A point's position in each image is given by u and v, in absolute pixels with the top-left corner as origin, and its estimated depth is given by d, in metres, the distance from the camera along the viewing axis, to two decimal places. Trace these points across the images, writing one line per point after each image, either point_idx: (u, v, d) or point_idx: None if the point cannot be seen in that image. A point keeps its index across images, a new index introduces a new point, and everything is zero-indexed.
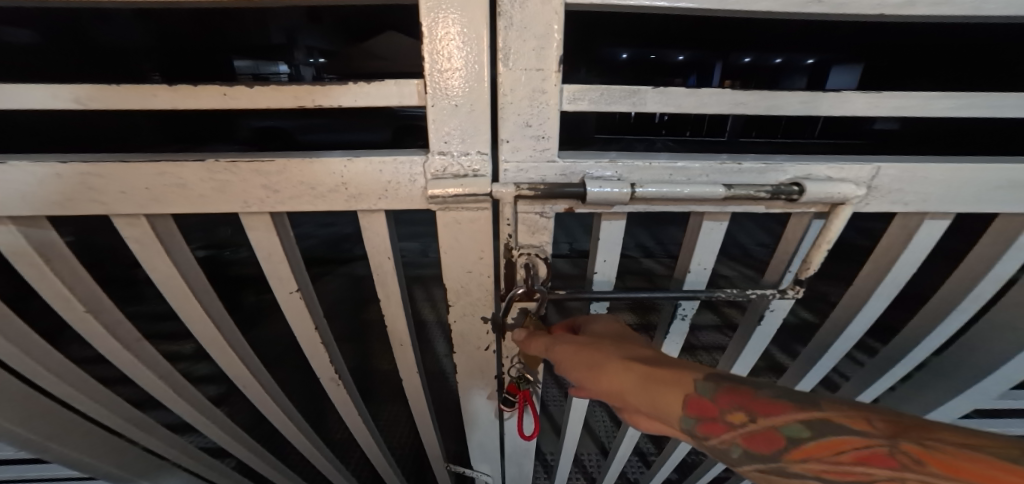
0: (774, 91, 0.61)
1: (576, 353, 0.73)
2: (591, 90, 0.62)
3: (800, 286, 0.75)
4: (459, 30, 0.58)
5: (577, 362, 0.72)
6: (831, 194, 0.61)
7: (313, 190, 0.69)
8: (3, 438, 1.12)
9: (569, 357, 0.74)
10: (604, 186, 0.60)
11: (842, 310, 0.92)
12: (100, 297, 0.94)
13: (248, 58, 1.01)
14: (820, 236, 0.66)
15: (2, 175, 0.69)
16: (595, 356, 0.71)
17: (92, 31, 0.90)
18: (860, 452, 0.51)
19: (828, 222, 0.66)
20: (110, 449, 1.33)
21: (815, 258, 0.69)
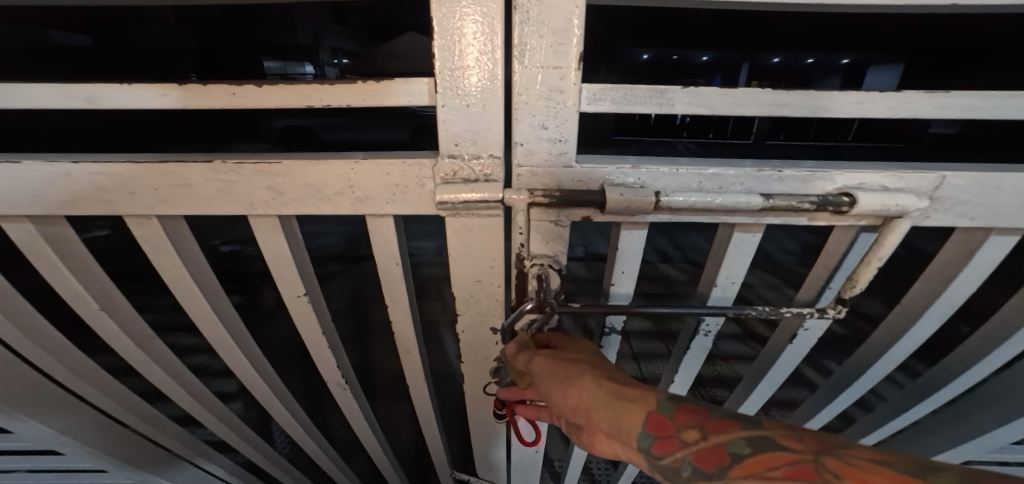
0: (821, 91, 0.55)
1: (550, 362, 0.72)
2: (614, 89, 0.57)
3: (843, 305, 0.69)
4: (473, 24, 0.54)
5: (548, 372, 0.71)
6: (886, 206, 0.54)
7: (319, 193, 0.66)
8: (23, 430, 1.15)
9: (542, 366, 0.72)
10: (625, 193, 0.55)
11: (887, 327, 0.85)
12: (115, 296, 0.93)
13: (277, 59, 0.96)
14: (870, 252, 0.60)
15: (13, 173, 0.68)
16: (569, 367, 0.70)
17: (133, 34, 0.93)
18: (790, 467, 0.49)
19: (880, 237, 0.59)
20: (124, 444, 1.34)
21: (862, 277, 0.63)
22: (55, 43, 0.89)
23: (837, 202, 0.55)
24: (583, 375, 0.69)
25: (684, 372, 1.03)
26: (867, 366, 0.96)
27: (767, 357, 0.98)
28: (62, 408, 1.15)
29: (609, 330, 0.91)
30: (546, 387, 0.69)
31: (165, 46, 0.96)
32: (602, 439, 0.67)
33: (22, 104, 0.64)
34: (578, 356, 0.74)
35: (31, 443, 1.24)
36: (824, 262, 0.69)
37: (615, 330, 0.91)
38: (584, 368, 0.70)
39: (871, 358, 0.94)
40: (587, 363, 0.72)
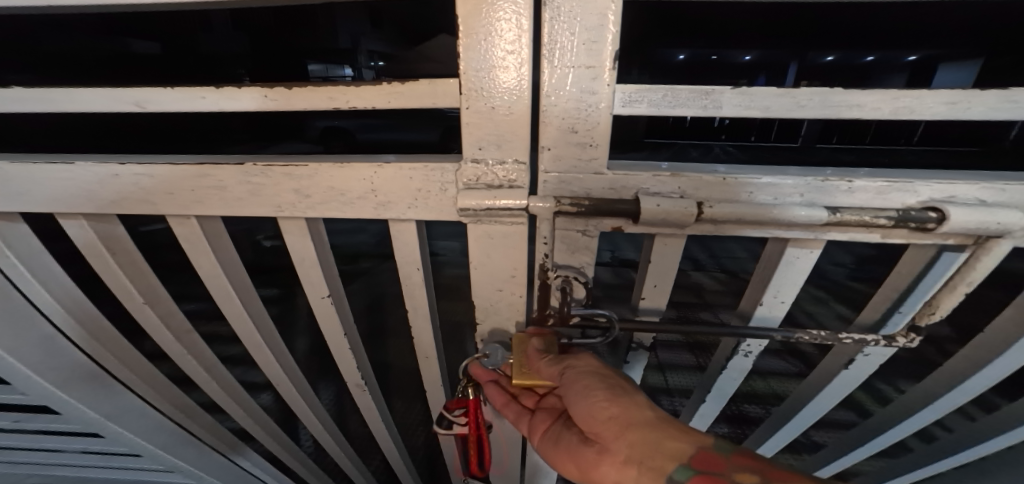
0: (903, 90, 0.48)
1: (593, 366, 0.67)
2: (652, 90, 0.52)
3: (917, 334, 0.62)
4: (503, 21, 0.51)
5: (591, 374, 0.66)
6: (984, 223, 0.46)
7: (342, 196, 0.64)
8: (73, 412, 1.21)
9: (585, 365, 0.67)
10: (662, 203, 0.51)
11: (965, 355, 0.76)
12: (159, 290, 0.95)
13: (321, 61, 0.96)
14: (957, 275, 0.54)
15: (67, 172, 0.70)
16: (610, 378, 0.66)
17: (200, 42, 0.96)
18: None
19: (967, 261, 0.53)
20: (162, 432, 1.39)
21: (945, 303, 0.57)
22: (135, 52, 0.98)
23: (915, 219, 0.47)
24: (625, 390, 0.65)
25: (718, 393, 0.95)
26: (934, 397, 0.86)
27: (814, 382, 0.89)
28: (108, 394, 1.20)
29: (636, 345, 0.86)
30: (589, 388, 0.64)
31: (225, 52, 0.97)
32: (615, 462, 0.62)
33: (75, 107, 0.66)
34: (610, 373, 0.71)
35: (80, 425, 1.30)
36: (892, 284, 0.62)
37: (642, 345, 0.86)
38: (624, 383, 0.67)
39: (938, 388, 0.84)
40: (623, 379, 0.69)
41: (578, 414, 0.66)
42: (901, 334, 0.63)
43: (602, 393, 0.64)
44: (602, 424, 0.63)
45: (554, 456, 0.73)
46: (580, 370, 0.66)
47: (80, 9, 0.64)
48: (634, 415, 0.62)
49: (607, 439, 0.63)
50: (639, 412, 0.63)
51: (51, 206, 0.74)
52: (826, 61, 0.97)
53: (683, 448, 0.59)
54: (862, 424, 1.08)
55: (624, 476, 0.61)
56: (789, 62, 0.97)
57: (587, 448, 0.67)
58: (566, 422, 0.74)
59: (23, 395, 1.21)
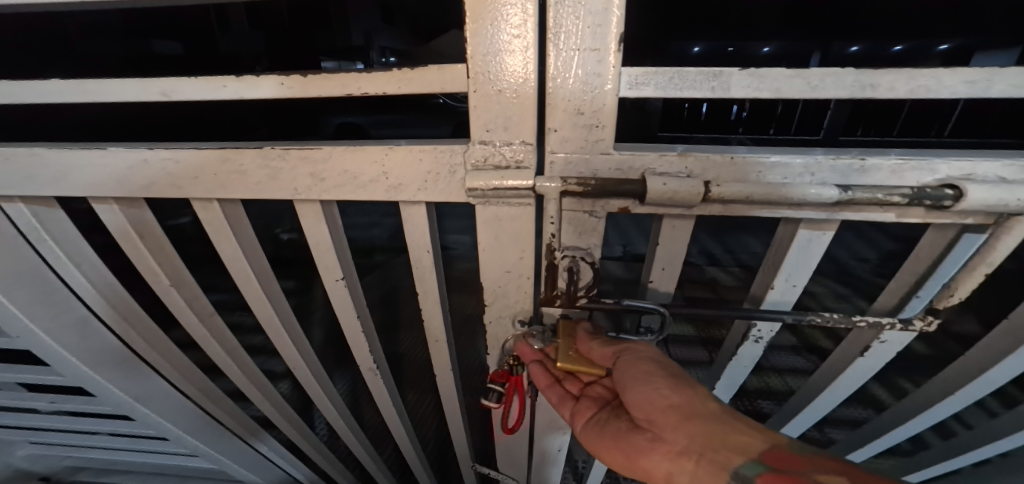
0: (918, 70, 0.47)
1: (649, 356, 0.71)
2: (659, 73, 0.52)
3: (935, 317, 0.61)
4: (509, 6, 0.51)
5: (646, 362, 0.70)
6: (1003, 202, 0.45)
7: (356, 180, 0.66)
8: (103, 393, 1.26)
9: (639, 354, 0.71)
10: (669, 183, 0.50)
11: (986, 344, 0.73)
12: (184, 274, 0.98)
13: (334, 59, 0.96)
14: (978, 257, 0.53)
15: (99, 158, 0.73)
16: (667, 370, 0.70)
17: (222, 42, 0.92)
18: None
19: (990, 242, 0.51)
20: (184, 414, 1.43)
21: (965, 285, 0.56)
22: (156, 52, 0.93)
23: (932, 197, 0.46)
24: (683, 382, 0.69)
25: (728, 381, 0.94)
26: (952, 389, 0.83)
27: (828, 370, 0.88)
28: (135, 376, 1.24)
29: (646, 331, 0.85)
30: (650, 376, 0.68)
31: (246, 52, 0.92)
32: (668, 451, 0.66)
33: (106, 95, 0.68)
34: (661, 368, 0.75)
35: (110, 407, 1.36)
36: (907, 269, 0.61)
37: (651, 330, 0.85)
38: (682, 376, 0.70)
39: (958, 381, 0.82)
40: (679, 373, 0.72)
41: (635, 401, 0.70)
42: (919, 317, 0.61)
43: (659, 381, 0.68)
44: (663, 412, 0.67)
45: (600, 443, 0.77)
46: (635, 358, 0.70)
47: (112, 3, 0.67)
48: (692, 407, 0.66)
49: (663, 427, 0.67)
50: (698, 405, 0.66)
51: (85, 190, 0.78)
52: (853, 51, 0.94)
53: (743, 440, 0.62)
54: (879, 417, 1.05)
55: (680, 465, 0.64)
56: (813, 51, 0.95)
57: (637, 436, 0.71)
58: (614, 411, 0.78)
59: (57, 376, 1.26)
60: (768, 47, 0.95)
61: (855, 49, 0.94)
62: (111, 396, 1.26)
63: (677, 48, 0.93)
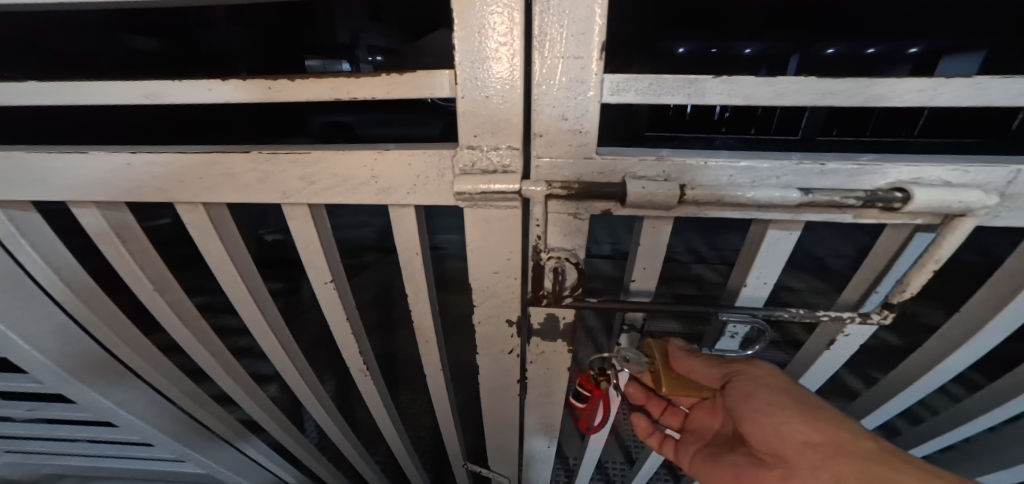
0: (876, 78, 0.51)
1: (770, 381, 0.84)
2: (639, 79, 0.55)
3: (890, 311, 0.64)
4: (496, 15, 0.53)
5: (765, 387, 0.83)
6: (946, 203, 0.49)
7: (346, 183, 0.67)
8: (85, 398, 1.23)
9: (756, 378, 0.84)
10: (648, 186, 0.53)
11: (945, 334, 0.78)
12: (169, 277, 0.98)
13: (317, 58, 0.96)
14: (926, 255, 0.57)
15: (82, 161, 0.72)
16: (793, 396, 0.82)
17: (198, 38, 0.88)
18: None
19: (938, 238, 0.55)
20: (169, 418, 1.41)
21: (915, 280, 0.59)
22: (132, 49, 0.89)
23: (886, 199, 0.50)
24: (809, 406, 0.80)
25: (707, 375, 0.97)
26: (915, 378, 0.88)
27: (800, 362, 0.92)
28: (118, 379, 1.23)
29: (629, 327, 0.88)
30: (776, 410, 0.81)
31: (227, 51, 0.90)
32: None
33: (89, 99, 0.68)
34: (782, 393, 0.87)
35: (92, 412, 1.33)
36: (868, 269, 0.65)
37: (634, 327, 0.87)
38: (804, 398, 0.82)
39: (922, 370, 0.86)
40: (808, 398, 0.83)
41: (773, 435, 0.82)
42: (875, 311, 0.64)
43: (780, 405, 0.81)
44: (809, 450, 0.77)
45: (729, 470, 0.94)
46: (751, 384, 0.83)
47: (94, 5, 0.66)
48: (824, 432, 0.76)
49: (807, 463, 0.77)
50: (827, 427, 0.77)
51: (68, 194, 0.77)
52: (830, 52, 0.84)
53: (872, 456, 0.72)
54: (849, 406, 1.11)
55: None
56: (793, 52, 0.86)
57: (771, 469, 0.83)
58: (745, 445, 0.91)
59: (37, 382, 1.24)
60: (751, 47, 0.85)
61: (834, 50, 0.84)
62: (94, 400, 1.24)
63: (663, 48, 0.86)
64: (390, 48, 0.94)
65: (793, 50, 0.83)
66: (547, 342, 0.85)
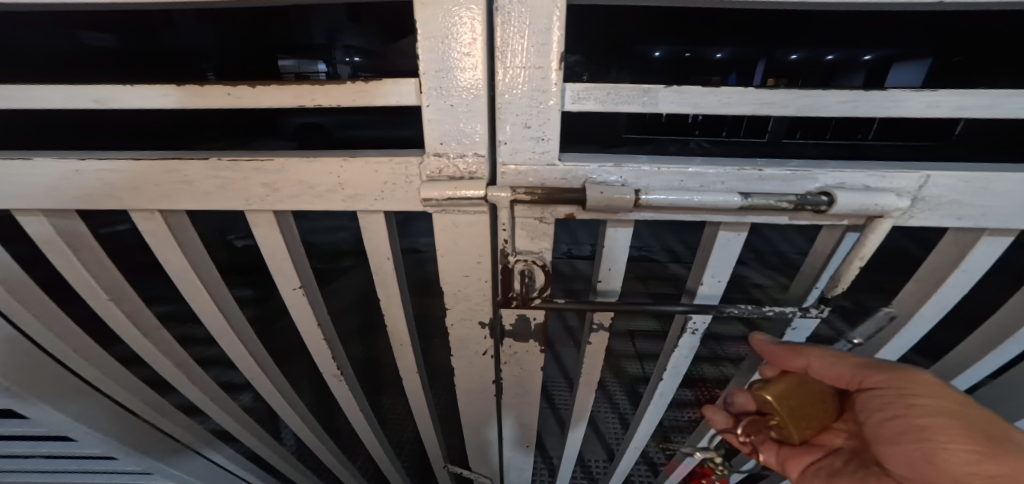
0: (809, 89, 0.54)
1: (935, 401, 0.67)
2: (598, 88, 0.57)
3: (826, 305, 0.68)
4: (460, 27, 0.55)
5: (924, 409, 0.67)
6: (867, 206, 0.54)
7: (312, 189, 0.67)
8: (38, 415, 1.17)
9: (914, 397, 0.68)
10: (606, 192, 0.56)
11: (879, 326, 0.82)
12: (125, 287, 0.93)
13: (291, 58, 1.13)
14: (853, 253, 0.61)
15: (28, 169, 0.70)
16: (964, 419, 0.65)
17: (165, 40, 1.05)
18: None
19: (863, 236, 0.60)
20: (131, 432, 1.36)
21: (846, 276, 0.64)
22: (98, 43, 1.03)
23: (816, 202, 0.54)
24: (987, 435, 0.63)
25: (673, 372, 1.00)
26: None
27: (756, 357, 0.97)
28: (72, 394, 1.17)
29: (597, 326, 0.90)
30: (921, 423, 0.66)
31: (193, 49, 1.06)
32: None
33: (32, 103, 0.66)
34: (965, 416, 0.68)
35: (48, 428, 1.27)
36: (809, 268, 0.70)
37: (603, 327, 0.90)
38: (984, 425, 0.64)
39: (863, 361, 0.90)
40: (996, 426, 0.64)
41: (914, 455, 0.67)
42: (814, 305, 0.69)
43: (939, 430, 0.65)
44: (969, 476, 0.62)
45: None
46: (899, 401, 0.69)
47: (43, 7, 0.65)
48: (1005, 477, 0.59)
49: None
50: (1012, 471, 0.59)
51: (9, 203, 0.74)
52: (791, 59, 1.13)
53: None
54: None
55: None
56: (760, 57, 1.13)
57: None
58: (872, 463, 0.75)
59: None
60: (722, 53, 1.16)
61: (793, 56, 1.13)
62: (48, 417, 1.18)
63: (642, 52, 1.11)
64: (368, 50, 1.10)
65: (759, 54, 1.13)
66: (520, 343, 0.87)
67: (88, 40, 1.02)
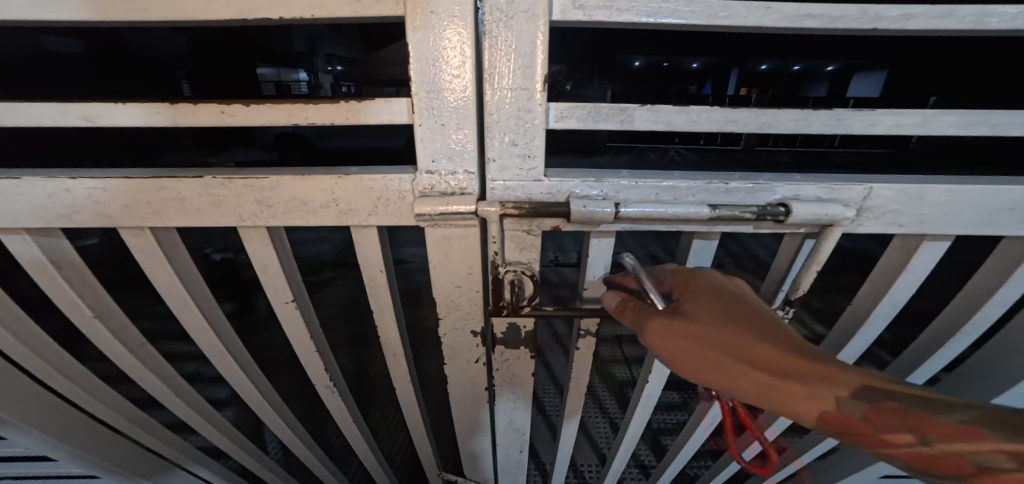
0: (765, 108, 0.60)
1: (677, 349, 0.65)
2: (579, 107, 0.62)
3: (791, 306, 0.75)
4: (450, 50, 0.59)
5: (671, 352, 0.66)
6: (820, 215, 0.60)
7: (305, 206, 0.70)
8: (15, 436, 1.14)
9: (660, 349, 0.66)
10: (589, 205, 0.60)
11: (842, 328, 0.87)
12: (109, 302, 0.92)
13: (270, 65, 1.10)
14: (810, 259, 0.67)
15: (17, 188, 0.70)
16: (712, 357, 0.63)
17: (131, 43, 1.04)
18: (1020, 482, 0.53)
19: (818, 244, 0.66)
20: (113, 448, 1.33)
21: (805, 280, 0.70)
22: (50, 48, 0.96)
23: (774, 213, 0.59)
24: (725, 367, 0.63)
25: (658, 373, 1.05)
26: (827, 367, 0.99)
27: None
28: (50, 413, 1.14)
29: (585, 332, 0.93)
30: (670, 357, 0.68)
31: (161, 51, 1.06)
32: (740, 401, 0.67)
33: (16, 121, 0.66)
34: (732, 321, 0.64)
35: (24, 448, 1.24)
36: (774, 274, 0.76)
37: (590, 332, 0.93)
38: (722, 346, 0.63)
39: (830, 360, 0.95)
40: (739, 342, 0.62)
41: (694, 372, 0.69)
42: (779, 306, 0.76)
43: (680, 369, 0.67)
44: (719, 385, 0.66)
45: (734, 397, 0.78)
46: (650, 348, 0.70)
47: (28, 26, 0.65)
48: (754, 397, 0.62)
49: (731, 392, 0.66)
50: (754, 388, 0.61)
51: None
52: (761, 68, 1.09)
53: (788, 408, 0.61)
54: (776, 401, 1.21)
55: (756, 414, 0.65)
56: (731, 68, 1.10)
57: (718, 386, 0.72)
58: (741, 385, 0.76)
59: None
60: (697, 64, 1.11)
61: (764, 66, 1.09)
62: (26, 437, 1.15)
63: (624, 61, 1.07)
64: (351, 59, 1.01)
65: (730, 65, 1.09)
66: (510, 350, 0.90)
67: (52, 45, 0.96)
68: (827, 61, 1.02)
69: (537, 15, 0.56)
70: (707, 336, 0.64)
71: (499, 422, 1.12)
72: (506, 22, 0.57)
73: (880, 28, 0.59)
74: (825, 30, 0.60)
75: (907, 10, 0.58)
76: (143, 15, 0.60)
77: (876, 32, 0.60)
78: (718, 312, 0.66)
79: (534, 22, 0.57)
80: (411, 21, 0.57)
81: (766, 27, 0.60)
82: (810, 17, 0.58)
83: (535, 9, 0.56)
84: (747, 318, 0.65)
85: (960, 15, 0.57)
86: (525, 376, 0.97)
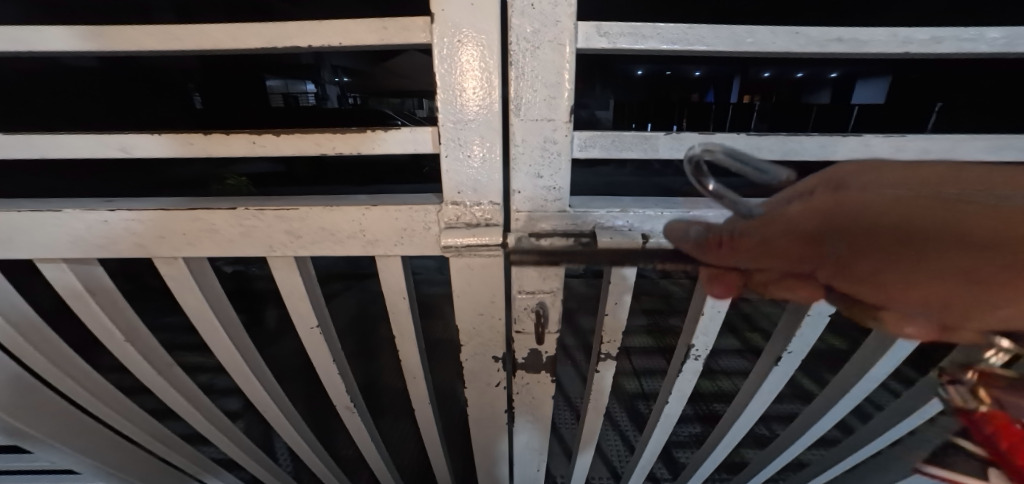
0: (790, 135, 0.60)
1: (813, 224, 0.55)
2: (603, 136, 0.63)
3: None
4: (475, 80, 0.61)
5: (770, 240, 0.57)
6: None
7: (333, 236, 0.71)
8: (45, 453, 1.15)
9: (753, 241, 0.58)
10: (615, 235, 0.65)
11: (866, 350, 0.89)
12: (139, 326, 0.93)
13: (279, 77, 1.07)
14: None
15: (58, 220, 0.72)
16: (869, 225, 0.52)
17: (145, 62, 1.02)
18: None
19: None
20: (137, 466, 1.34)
21: None
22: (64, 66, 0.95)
23: None
24: (888, 237, 0.51)
25: (678, 394, 1.03)
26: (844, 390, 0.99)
27: (754, 380, 1.02)
28: (78, 432, 1.16)
29: (605, 356, 0.92)
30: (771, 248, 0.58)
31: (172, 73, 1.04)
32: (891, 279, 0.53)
33: (56, 153, 0.68)
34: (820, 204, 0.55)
35: (51, 464, 1.25)
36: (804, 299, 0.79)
37: (610, 356, 0.91)
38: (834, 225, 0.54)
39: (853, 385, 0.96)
40: (903, 200, 0.51)
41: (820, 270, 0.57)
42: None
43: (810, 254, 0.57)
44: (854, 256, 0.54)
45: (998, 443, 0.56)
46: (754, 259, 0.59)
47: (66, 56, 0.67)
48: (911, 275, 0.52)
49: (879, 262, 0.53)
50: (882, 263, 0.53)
51: (32, 251, 0.75)
52: (765, 76, 0.97)
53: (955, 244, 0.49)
54: (790, 424, 1.19)
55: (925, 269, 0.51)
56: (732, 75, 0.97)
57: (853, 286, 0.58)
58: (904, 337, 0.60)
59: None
60: (698, 70, 0.98)
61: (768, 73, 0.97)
62: (54, 455, 1.16)
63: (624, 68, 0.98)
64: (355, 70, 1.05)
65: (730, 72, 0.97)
66: (531, 374, 0.90)
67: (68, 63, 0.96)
68: (827, 67, 0.94)
69: (562, 44, 0.58)
70: (866, 206, 0.52)
71: (516, 443, 1.11)
72: (531, 53, 0.58)
73: (908, 51, 0.59)
74: (851, 54, 0.61)
75: (934, 33, 0.58)
76: (178, 45, 0.62)
77: (904, 55, 0.60)
78: (870, 183, 0.55)
79: (560, 51, 0.58)
80: (436, 53, 0.59)
81: (792, 52, 0.61)
82: (836, 42, 0.59)
83: (561, 39, 0.57)
84: (913, 185, 0.53)
85: (988, 38, 0.58)
86: (545, 398, 0.96)
